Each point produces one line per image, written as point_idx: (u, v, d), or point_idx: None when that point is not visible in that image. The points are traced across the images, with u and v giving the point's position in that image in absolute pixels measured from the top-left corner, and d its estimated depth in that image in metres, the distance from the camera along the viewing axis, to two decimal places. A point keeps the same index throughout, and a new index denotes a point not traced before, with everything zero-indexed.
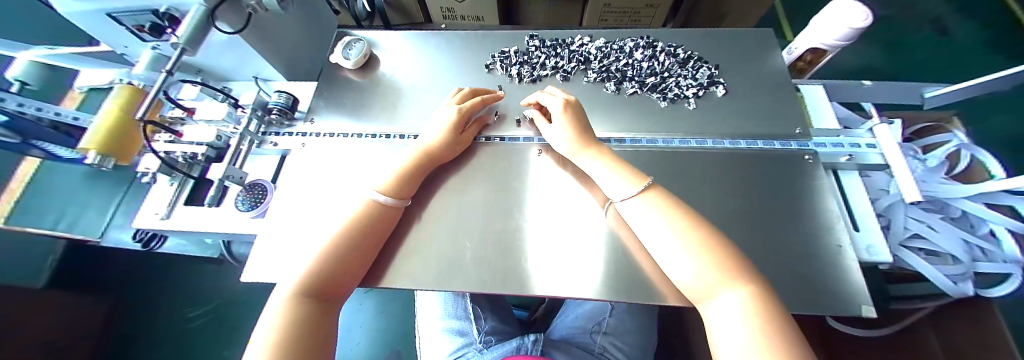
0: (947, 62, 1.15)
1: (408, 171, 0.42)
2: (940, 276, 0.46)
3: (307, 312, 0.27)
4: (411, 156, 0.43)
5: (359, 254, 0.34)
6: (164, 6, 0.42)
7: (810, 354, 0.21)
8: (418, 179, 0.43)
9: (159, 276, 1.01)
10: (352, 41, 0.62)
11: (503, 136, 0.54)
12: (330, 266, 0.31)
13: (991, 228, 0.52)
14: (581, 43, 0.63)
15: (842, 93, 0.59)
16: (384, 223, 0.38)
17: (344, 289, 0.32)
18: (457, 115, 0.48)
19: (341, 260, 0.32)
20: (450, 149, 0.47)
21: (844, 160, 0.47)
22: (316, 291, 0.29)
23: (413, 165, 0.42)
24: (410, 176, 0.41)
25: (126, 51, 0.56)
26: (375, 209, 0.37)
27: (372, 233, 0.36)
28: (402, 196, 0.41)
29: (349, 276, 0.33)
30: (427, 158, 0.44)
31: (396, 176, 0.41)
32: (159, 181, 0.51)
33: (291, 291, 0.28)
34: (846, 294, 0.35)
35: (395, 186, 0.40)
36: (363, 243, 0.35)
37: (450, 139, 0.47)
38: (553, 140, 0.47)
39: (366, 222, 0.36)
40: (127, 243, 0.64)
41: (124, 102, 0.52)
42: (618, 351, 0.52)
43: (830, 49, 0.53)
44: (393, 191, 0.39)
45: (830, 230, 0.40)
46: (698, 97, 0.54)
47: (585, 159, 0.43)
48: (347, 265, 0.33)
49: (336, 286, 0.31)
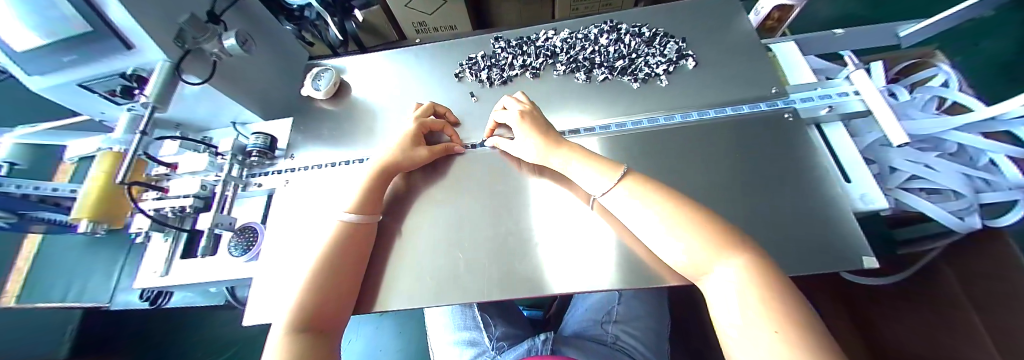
0: None
1: (368, 188, 0.42)
2: (945, 214, 0.45)
3: (308, 346, 0.27)
4: (372, 169, 0.44)
5: (342, 281, 0.34)
6: (129, 68, 0.41)
7: (810, 320, 0.21)
8: (378, 192, 0.43)
9: (179, 329, 1.03)
10: (320, 72, 0.62)
11: (469, 144, 0.54)
12: (318, 298, 0.31)
13: (991, 158, 0.51)
14: (545, 37, 0.62)
15: (815, 46, 0.59)
16: (359, 242, 0.38)
17: (339, 318, 0.33)
18: (414, 129, 0.49)
19: (329, 287, 0.33)
20: (409, 160, 0.47)
21: (825, 112, 0.46)
22: (312, 325, 0.29)
23: (372, 181, 0.43)
24: (372, 191, 0.42)
25: (104, 116, 0.56)
26: (347, 229, 0.37)
27: (347, 261, 0.36)
28: (370, 211, 0.41)
29: (342, 304, 0.33)
30: (389, 167, 0.45)
31: (360, 194, 0.41)
32: (154, 238, 0.51)
33: (285, 329, 0.28)
34: (846, 248, 0.35)
35: (361, 203, 0.40)
36: (345, 269, 0.35)
37: (403, 148, 0.47)
38: (522, 151, 0.46)
39: (340, 247, 0.36)
40: (136, 303, 0.64)
41: (108, 168, 0.52)
42: (631, 338, 0.51)
43: (796, 4, 0.52)
44: (360, 208, 0.40)
45: (821, 186, 0.40)
46: (669, 73, 0.54)
47: (556, 160, 0.42)
48: (336, 294, 0.33)
49: (329, 317, 0.31)
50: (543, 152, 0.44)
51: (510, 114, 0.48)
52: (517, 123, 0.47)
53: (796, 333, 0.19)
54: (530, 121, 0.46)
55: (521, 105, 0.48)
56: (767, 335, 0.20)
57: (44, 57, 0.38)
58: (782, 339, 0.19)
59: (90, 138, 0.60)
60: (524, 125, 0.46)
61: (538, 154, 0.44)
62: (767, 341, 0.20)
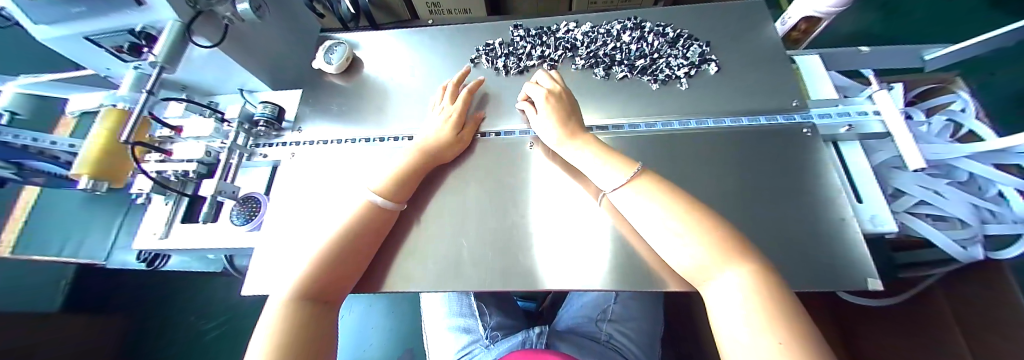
0: (959, 3, 1.04)
1: (407, 169, 0.42)
2: (948, 242, 0.45)
3: (309, 312, 0.27)
4: (409, 155, 0.43)
5: (353, 257, 0.34)
6: (139, 25, 0.40)
7: (818, 339, 0.20)
8: (414, 177, 0.43)
9: (170, 294, 1.03)
10: (333, 45, 0.61)
11: (494, 131, 0.53)
12: (326, 270, 0.31)
13: (1000, 189, 0.50)
14: (566, 29, 0.61)
15: (838, 62, 0.58)
16: (377, 225, 0.38)
17: (339, 292, 0.32)
18: (456, 117, 0.49)
19: (340, 261, 0.33)
20: (451, 147, 0.48)
21: (844, 130, 0.46)
22: (313, 293, 0.29)
23: (410, 166, 0.42)
24: (407, 175, 0.42)
25: (109, 73, 0.54)
26: (374, 208, 0.37)
27: (362, 239, 0.36)
28: (399, 197, 0.41)
29: (345, 278, 0.33)
30: (427, 153, 0.44)
31: (389, 180, 0.40)
32: (157, 201, 0.51)
33: (286, 296, 0.28)
34: (852, 267, 0.35)
35: (394, 186, 0.40)
36: (359, 245, 0.35)
37: (450, 137, 0.47)
38: (540, 130, 0.46)
39: (365, 225, 0.36)
40: (133, 264, 0.65)
41: (112, 126, 0.51)
42: (624, 337, 0.52)
43: (825, 17, 0.51)
44: (392, 191, 0.40)
45: (834, 204, 0.39)
46: (690, 76, 0.53)
47: (572, 149, 0.42)
48: (341, 267, 0.33)
49: (331, 289, 0.31)
50: (560, 137, 0.43)
51: (539, 91, 0.48)
52: (543, 101, 0.47)
53: (797, 344, 0.19)
54: (556, 100, 0.46)
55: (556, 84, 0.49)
56: (768, 344, 0.19)
57: (54, 7, 0.37)
58: (784, 350, 0.19)
59: (95, 93, 0.58)
60: (548, 105, 0.46)
61: (555, 138, 0.44)
62: (766, 349, 0.19)
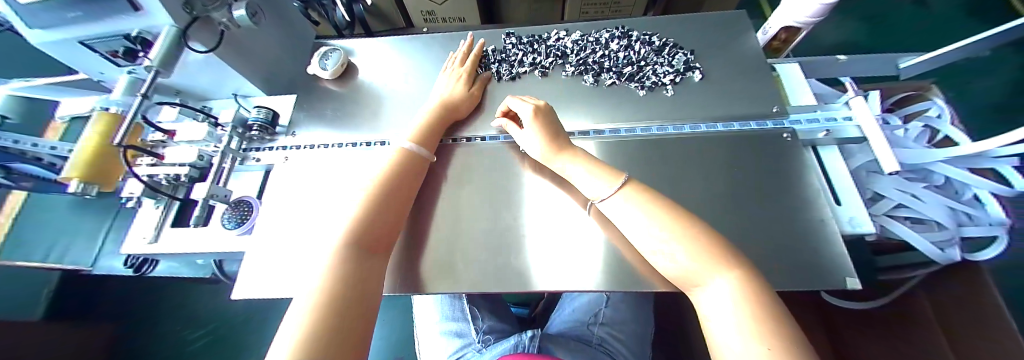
0: (934, 15, 1.09)
1: (429, 120, 0.49)
2: (926, 244, 0.46)
3: (348, 278, 0.28)
4: (431, 109, 0.50)
5: (393, 217, 0.37)
6: (134, 30, 0.41)
7: (805, 344, 0.21)
8: (436, 126, 0.49)
9: (155, 302, 1.00)
10: (328, 52, 0.62)
11: (479, 136, 0.54)
12: (368, 228, 0.34)
13: (975, 193, 0.52)
14: (556, 37, 0.63)
15: (817, 70, 0.60)
16: (407, 190, 0.41)
17: (386, 246, 0.35)
18: (466, 75, 0.56)
19: (381, 222, 0.35)
20: (468, 101, 0.54)
21: (823, 135, 0.47)
22: (361, 247, 0.32)
23: (433, 116, 0.50)
24: (431, 126, 0.48)
25: (102, 77, 0.54)
26: (407, 153, 0.44)
27: (398, 200, 0.39)
28: (429, 148, 0.47)
29: (389, 236, 0.36)
30: (446, 106, 0.52)
31: (418, 129, 0.47)
32: (146, 205, 0.50)
33: (337, 248, 0.30)
34: (832, 267, 0.36)
35: (422, 136, 0.47)
36: (396, 205, 0.38)
37: (464, 92, 0.54)
38: (526, 144, 0.47)
39: (402, 164, 0.42)
40: (119, 270, 0.64)
41: (105, 130, 0.51)
42: (615, 340, 0.52)
43: (804, 27, 0.53)
44: (420, 139, 0.46)
45: (815, 206, 0.40)
46: (676, 83, 0.55)
47: (561, 164, 0.43)
48: (382, 227, 0.35)
49: (378, 243, 0.34)
50: (549, 153, 0.44)
51: (524, 107, 0.46)
52: (529, 118, 0.45)
53: (784, 348, 0.20)
54: (542, 118, 0.45)
55: (529, 103, 0.47)
56: (757, 350, 0.20)
57: (49, 12, 0.37)
58: (773, 355, 0.19)
59: (86, 98, 0.58)
60: (535, 123, 0.45)
61: (543, 153, 0.44)
62: (756, 355, 0.20)
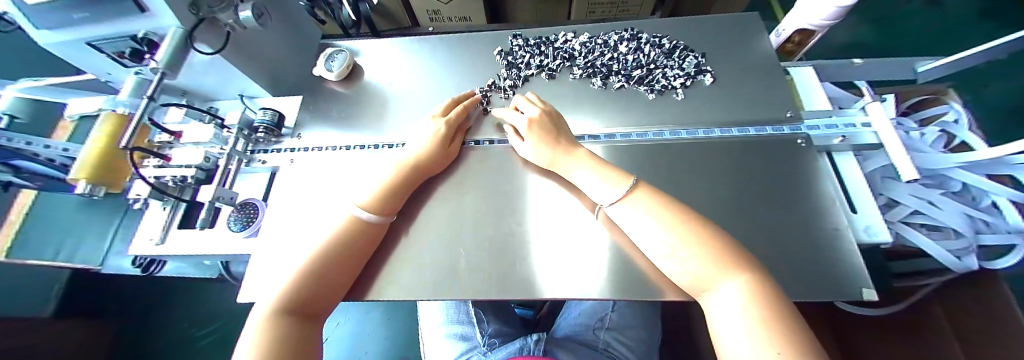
0: (950, 16, 1.06)
1: (391, 184, 0.41)
2: (942, 252, 0.45)
3: (289, 332, 0.26)
4: (395, 169, 0.43)
5: (341, 268, 0.34)
6: (141, 31, 0.40)
7: (818, 351, 0.20)
8: (400, 191, 0.42)
9: (164, 299, 1.02)
10: (334, 53, 0.61)
11: (486, 139, 0.54)
12: (314, 282, 0.31)
13: (993, 200, 0.51)
14: (564, 39, 0.62)
15: (830, 74, 0.59)
16: (366, 238, 0.38)
17: (325, 306, 0.32)
18: (444, 129, 0.48)
19: (327, 275, 0.32)
20: (439, 159, 0.47)
21: (838, 141, 0.46)
22: (297, 309, 0.28)
23: (397, 177, 0.42)
24: (394, 189, 0.41)
25: (110, 77, 0.54)
26: (359, 224, 0.37)
27: (351, 253, 0.35)
28: (386, 212, 0.40)
29: (332, 292, 0.33)
30: (414, 166, 0.44)
31: (380, 190, 0.40)
32: (154, 206, 0.50)
33: (268, 312, 0.27)
34: (848, 277, 0.35)
35: (380, 203, 0.39)
36: (349, 254, 0.35)
37: (436, 150, 0.47)
38: (523, 153, 0.47)
39: (352, 239, 0.36)
40: (128, 269, 0.64)
41: (112, 131, 0.51)
42: (622, 345, 0.52)
43: (818, 30, 0.52)
44: (377, 207, 0.39)
45: (828, 214, 0.39)
46: (686, 87, 0.54)
47: (572, 165, 0.42)
48: (325, 281, 0.32)
49: (317, 303, 0.31)
50: (554, 155, 0.43)
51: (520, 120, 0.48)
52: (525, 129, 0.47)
53: (795, 354, 0.19)
54: (540, 125, 0.46)
55: (537, 107, 0.48)
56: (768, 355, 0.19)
57: (55, 14, 0.37)
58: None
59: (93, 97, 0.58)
60: (531, 134, 0.46)
61: (547, 156, 0.44)
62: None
